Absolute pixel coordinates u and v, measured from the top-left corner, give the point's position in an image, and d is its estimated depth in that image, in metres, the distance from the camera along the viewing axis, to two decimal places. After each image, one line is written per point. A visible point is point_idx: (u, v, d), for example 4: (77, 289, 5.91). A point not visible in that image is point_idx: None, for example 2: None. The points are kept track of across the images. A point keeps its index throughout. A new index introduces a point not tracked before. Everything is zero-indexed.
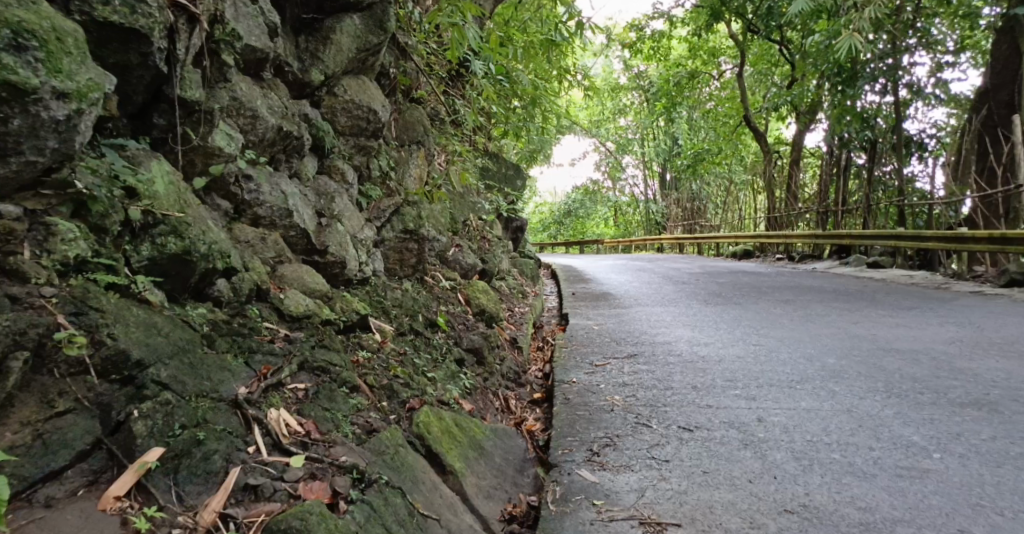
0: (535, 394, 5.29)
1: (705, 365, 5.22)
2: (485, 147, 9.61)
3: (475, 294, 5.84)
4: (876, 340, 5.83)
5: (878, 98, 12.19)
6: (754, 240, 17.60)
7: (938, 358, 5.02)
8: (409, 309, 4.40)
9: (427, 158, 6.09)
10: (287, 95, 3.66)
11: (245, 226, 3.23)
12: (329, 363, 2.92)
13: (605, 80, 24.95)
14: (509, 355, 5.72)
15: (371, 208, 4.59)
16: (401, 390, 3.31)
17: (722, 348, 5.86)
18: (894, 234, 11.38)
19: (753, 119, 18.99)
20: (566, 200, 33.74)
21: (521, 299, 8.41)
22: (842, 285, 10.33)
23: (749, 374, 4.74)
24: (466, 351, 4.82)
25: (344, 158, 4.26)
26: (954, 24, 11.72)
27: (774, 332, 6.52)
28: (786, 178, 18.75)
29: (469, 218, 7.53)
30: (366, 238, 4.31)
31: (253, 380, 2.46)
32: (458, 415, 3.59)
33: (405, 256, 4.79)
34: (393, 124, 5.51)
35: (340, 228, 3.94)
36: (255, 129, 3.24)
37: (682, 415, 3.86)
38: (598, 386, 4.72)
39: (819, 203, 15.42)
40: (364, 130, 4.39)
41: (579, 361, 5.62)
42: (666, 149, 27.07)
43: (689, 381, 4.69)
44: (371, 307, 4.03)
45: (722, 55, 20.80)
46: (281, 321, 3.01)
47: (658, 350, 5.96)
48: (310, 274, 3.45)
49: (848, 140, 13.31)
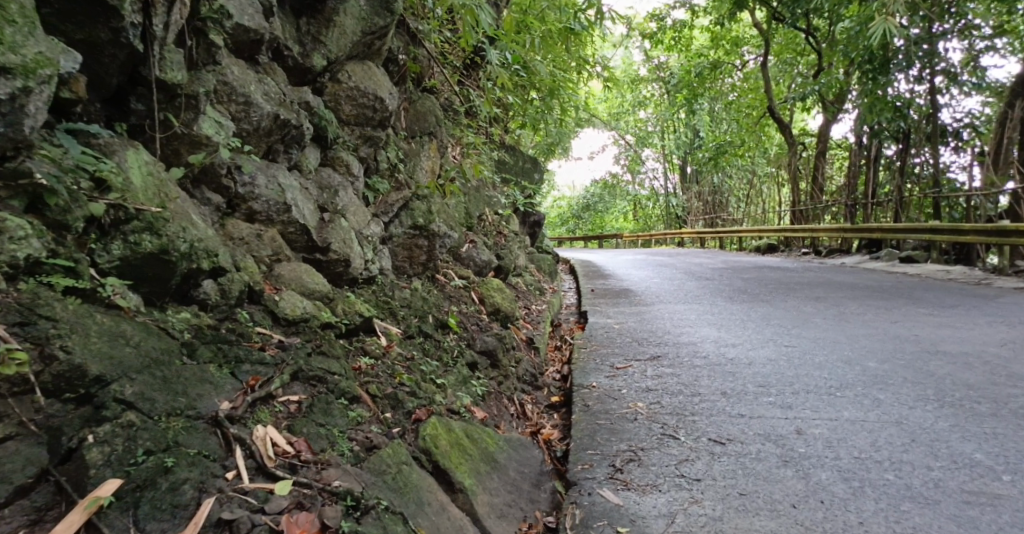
0: (552, 397, 5.03)
1: (734, 368, 4.91)
2: (501, 140, 9.34)
3: (490, 292, 5.59)
4: (918, 341, 5.48)
5: (912, 86, 11.75)
6: (778, 234, 17.16)
7: (990, 362, 4.67)
8: (418, 309, 4.16)
9: (439, 150, 5.84)
10: (285, 81, 3.43)
11: (239, 222, 3.00)
12: (327, 372, 2.68)
13: (624, 71, 24.51)
14: (525, 356, 5.46)
15: (378, 203, 4.35)
16: (407, 399, 3.06)
17: (751, 350, 5.54)
18: (928, 228, 10.95)
19: (777, 110, 18.50)
20: (585, 194, 33.37)
21: (538, 296, 8.14)
22: (873, 281, 9.93)
23: (783, 379, 4.42)
24: (479, 353, 4.57)
25: (348, 150, 4.01)
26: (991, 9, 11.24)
27: (805, 331, 6.19)
28: (812, 170, 18.24)
29: (484, 212, 7.29)
30: (372, 234, 4.07)
31: (239, 392, 2.22)
32: (468, 425, 3.34)
33: (415, 254, 4.55)
34: (402, 114, 5.27)
35: (343, 224, 3.71)
36: (248, 116, 3.01)
37: (712, 426, 3.58)
38: (620, 392, 4.43)
39: (845, 196, 14.96)
40: (371, 120, 4.13)
41: (599, 363, 5.35)
42: (687, 141, 26.56)
43: (716, 386, 4.39)
44: (377, 308, 3.79)
45: (746, 45, 20.32)
46: (276, 326, 2.78)
47: (683, 352, 5.65)
48: (310, 273, 3.22)
49: (879, 130, 12.87)
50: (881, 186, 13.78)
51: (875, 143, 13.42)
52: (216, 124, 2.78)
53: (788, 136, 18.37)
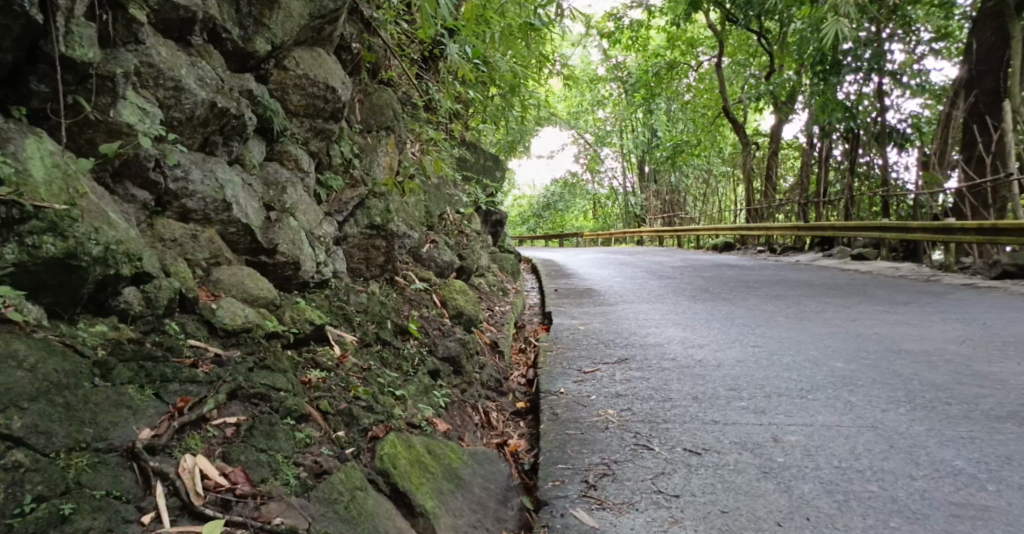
0: (518, 404, 4.81)
1: (703, 370, 4.75)
2: (461, 137, 9.08)
3: (452, 294, 5.33)
4: (879, 340, 5.41)
5: (858, 88, 11.85)
6: (735, 232, 17.26)
7: (955, 360, 4.59)
8: (375, 314, 3.88)
9: (397, 146, 5.57)
10: (224, 66, 3.12)
11: (172, 221, 2.71)
12: (271, 388, 2.40)
13: (582, 71, 24.45)
14: (489, 361, 5.23)
15: (332, 201, 4.05)
16: (362, 415, 2.79)
17: (719, 351, 5.40)
18: (876, 225, 11.04)
19: (732, 110, 18.62)
20: (545, 193, 33.30)
21: (502, 297, 7.92)
22: (831, 278, 9.97)
23: (753, 382, 4.27)
24: (442, 360, 4.32)
25: (297, 143, 3.71)
26: (929, 14, 11.47)
27: (771, 331, 6.10)
28: (765, 169, 18.43)
29: (445, 211, 7.05)
30: (324, 234, 3.78)
31: (164, 418, 1.94)
32: (430, 440, 3.08)
33: (372, 255, 4.27)
34: (357, 107, 4.98)
35: (293, 224, 3.42)
36: (180, 104, 2.70)
37: (687, 434, 3.39)
38: (588, 398, 4.23)
39: (801, 195, 15.11)
40: (322, 112, 3.84)
41: (565, 367, 5.14)
42: (645, 140, 26.64)
43: (688, 391, 4.22)
44: (330, 314, 3.51)
45: (701, 46, 20.43)
46: (212, 337, 2.48)
47: (650, 354, 5.48)
48: (254, 278, 2.93)
49: (828, 129, 12.99)
50: (835, 184, 13.94)
51: (825, 142, 13.53)
52: (139, 111, 2.48)
53: (742, 136, 18.50)
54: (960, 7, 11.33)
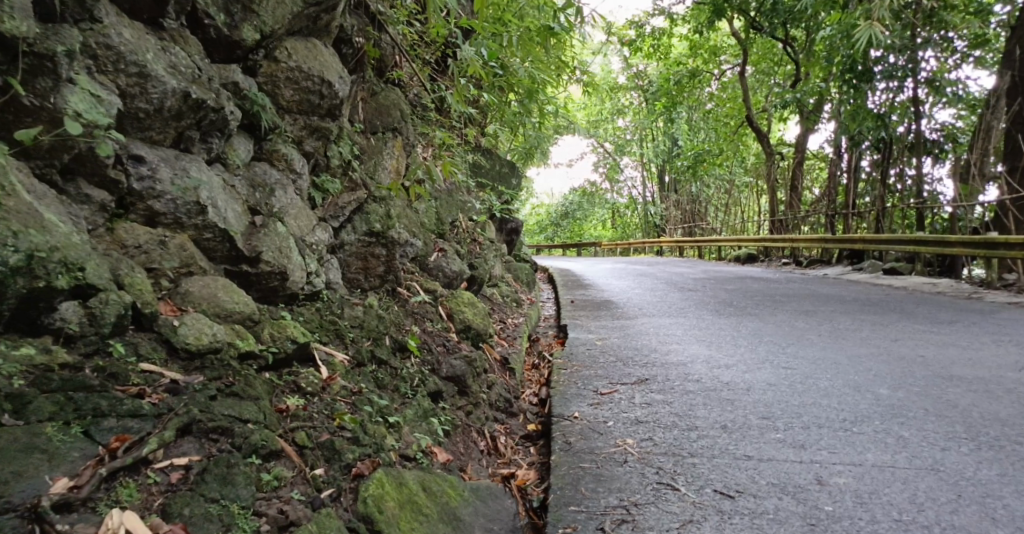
0: (529, 426, 4.46)
1: (731, 394, 4.36)
2: (475, 142, 8.73)
3: (460, 307, 4.99)
4: (924, 363, 4.98)
5: (891, 95, 11.34)
6: (758, 244, 16.74)
7: (1014, 391, 4.17)
8: (372, 330, 3.55)
9: (405, 148, 5.26)
10: (203, 54, 2.83)
11: (136, 226, 2.41)
12: (237, 421, 2.08)
13: (603, 79, 24.09)
14: (499, 379, 4.88)
15: (327, 206, 3.73)
16: (346, 448, 2.44)
17: (747, 372, 5.00)
18: (910, 239, 10.53)
19: (755, 118, 18.14)
20: (564, 201, 32.93)
21: (515, 309, 7.57)
22: (862, 293, 9.49)
23: (788, 410, 3.87)
24: (445, 380, 3.99)
25: (289, 142, 3.40)
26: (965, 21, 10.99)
27: (803, 350, 5.69)
28: (789, 180, 17.91)
29: (457, 218, 6.74)
30: (317, 242, 3.46)
31: (88, 465, 1.65)
32: (425, 474, 2.73)
33: (371, 264, 3.94)
34: (360, 106, 4.68)
35: (280, 230, 3.11)
36: (146, 93, 2.41)
37: (717, 473, 3.01)
38: (605, 425, 3.86)
39: (827, 206, 14.60)
40: (318, 108, 3.53)
41: (580, 387, 4.78)
42: (665, 150, 26.14)
43: (716, 418, 3.83)
44: (320, 330, 3.19)
45: (724, 54, 19.97)
46: (172, 360, 2.16)
47: (672, 374, 5.09)
48: (228, 291, 2.61)
49: (857, 139, 12.48)
50: (864, 195, 13.41)
51: (854, 152, 13.02)
52: (91, 98, 2.20)
53: (766, 147, 17.98)
54: (997, 14, 10.85)
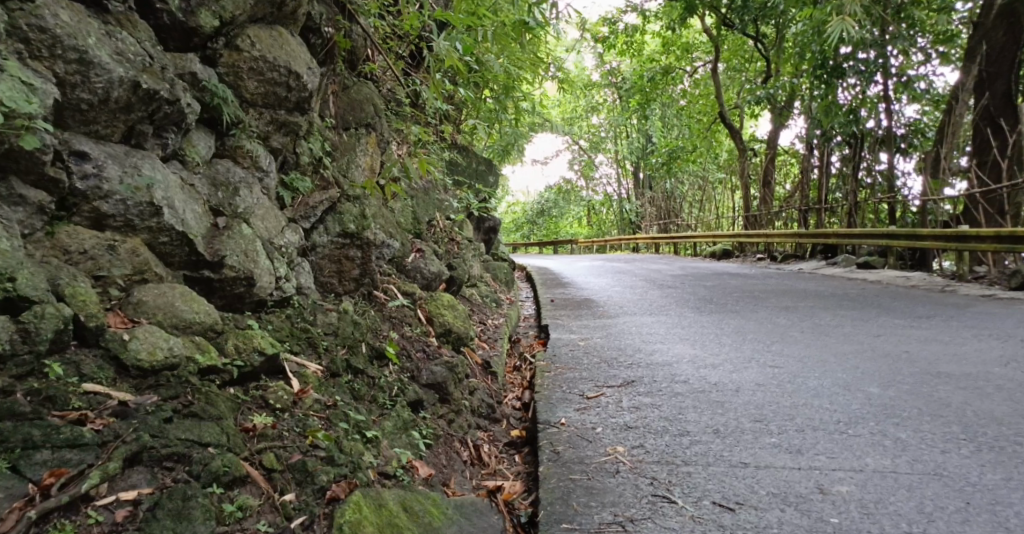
0: (513, 433, 4.29)
1: (720, 396, 4.22)
2: (450, 139, 8.53)
3: (439, 309, 4.79)
4: (909, 360, 4.89)
5: (863, 90, 11.37)
6: (733, 240, 16.76)
7: (1004, 387, 4.08)
8: (347, 337, 3.34)
9: (378, 145, 5.05)
10: (155, 40, 2.60)
11: (80, 230, 2.19)
12: (196, 444, 1.88)
13: (577, 76, 23.97)
14: (480, 383, 4.70)
15: (298, 205, 3.51)
16: (319, 469, 2.23)
17: (734, 371, 4.87)
18: (883, 233, 10.52)
19: (727, 115, 18.12)
20: (539, 199, 32.77)
21: (495, 309, 7.39)
22: (838, 288, 9.47)
23: (780, 411, 3.74)
24: (425, 387, 3.80)
25: (254, 138, 3.18)
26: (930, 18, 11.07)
27: (789, 348, 5.58)
28: (762, 175, 17.97)
29: (433, 218, 6.54)
30: (287, 244, 3.24)
31: (15, 507, 1.48)
32: (406, 494, 2.53)
33: (346, 267, 3.72)
34: (330, 100, 4.45)
35: (245, 233, 2.90)
36: (88, 83, 2.21)
37: (715, 482, 2.86)
38: (593, 432, 3.69)
39: (801, 201, 14.62)
40: (286, 102, 3.31)
41: (565, 391, 4.61)
42: (639, 147, 26.11)
43: (707, 423, 3.68)
44: (290, 339, 2.97)
45: (696, 50, 19.94)
46: (122, 379, 1.96)
47: (658, 375, 4.95)
48: (187, 298, 2.38)
49: (829, 134, 12.51)
50: (836, 190, 13.46)
51: (825, 147, 13.05)
52: (22, 87, 1.97)
53: (738, 143, 18.00)
54: (959, 11, 10.93)
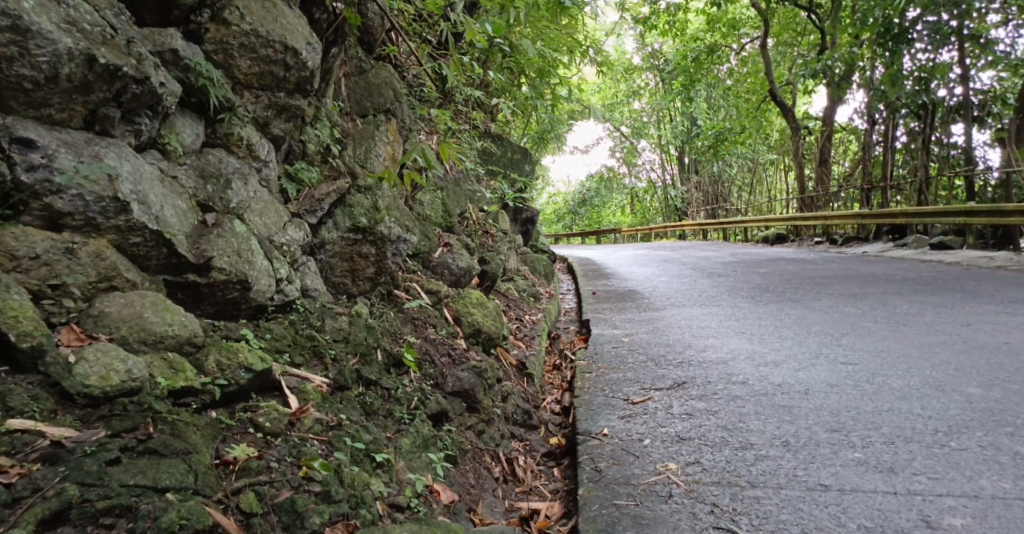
0: (551, 441, 3.91)
1: (786, 400, 3.75)
2: (483, 127, 8.13)
3: (468, 307, 4.42)
4: (1007, 354, 4.33)
5: (931, 57, 10.53)
6: (787, 224, 15.95)
7: None
8: (359, 344, 2.98)
9: (399, 132, 4.70)
10: (122, 14, 2.29)
11: (32, 231, 1.88)
12: (148, 491, 1.59)
13: (618, 60, 23.26)
14: (515, 387, 4.32)
15: (302, 198, 3.16)
16: (311, 509, 1.87)
17: (799, 370, 4.37)
18: (960, 210, 9.75)
19: (778, 92, 17.26)
20: (580, 189, 32.10)
21: (533, 304, 6.99)
22: (907, 271, 8.78)
23: (861, 419, 3.31)
24: (451, 396, 3.44)
25: (250, 124, 2.84)
26: None
27: (859, 341, 5.05)
28: (817, 154, 17.07)
29: (465, 209, 6.18)
30: (290, 241, 2.90)
31: None
32: (422, 528, 2.16)
33: (359, 265, 3.36)
34: (342, 83, 4.11)
35: (239, 230, 2.57)
36: (28, 56, 1.90)
37: (790, 511, 2.51)
38: (641, 445, 3.29)
39: (862, 180, 13.78)
40: (285, 83, 2.97)
41: (609, 395, 4.20)
42: (684, 130, 25.25)
43: (773, 433, 3.25)
44: (292, 349, 2.64)
45: (743, 27, 19.03)
46: (65, 410, 1.68)
47: (713, 375, 4.48)
48: (160, 307, 2.04)
49: (896, 106, 11.68)
50: (901, 167, 12.60)
51: (890, 120, 12.20)
52: None
53: (791, 122, 17.11)
54: None
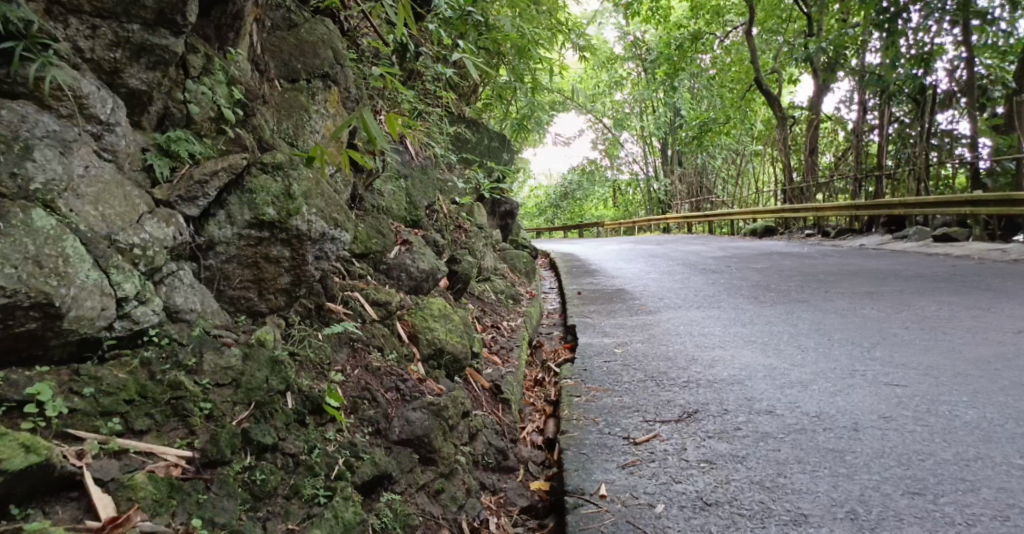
0: (533, 489, 3.01)
1: (832, 440, 2.88)
2: (454, 111, 7.21)
3: (427, 320, 3.51)
4: None
5: (930, 38, 9.77)
6: (778, 216, 15.17)
7: None
8: (256, 389, 2.05)
9: (342, 102, 3.76)
10: None
11: None
12: None
13: (600, 49, 22.39)
14: (488, 417, 3.41)
15: (177, 181, 2.24)
16: None
17: (835, 395, 3.51)
18: (965, 200, 9.00)
19: (764, 81, 16.50)
20: (562, 181, 31.18)
21: (511, 307, 6.07)
22: (916, 266, 8.01)
23: (945, 476, 2.47)
24: (397, 445, 2.54)
25: (80, 68, 1.97)
26: None
27: (901, 353, 4.22)
28: (804, 145, 16.32)
29: (432, 201, 5.26)
30: (149, 239, 1.99)
31: None
32: None
33: (268, 273, 2.43)
34: (257, 36, 3.16)
35: (40, 224, 1.68)
36: None
37: None
38: (653, 515, 2.42)
39: (855, 170, 12.99)
40: (138, 10, 2.12)
41: (604, 432, 3.30)
42: (667, 121, 24.43)
43: (830, 499, 2.39)
44: (134, 404, 1.75)
45: (728, 14, 18.20)
46: None
47: (729, 400, 3.59)
48: None
49: (890, 92, 10.86)
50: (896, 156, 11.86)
51: (886, 107, 11.45)
52: None
53: (777, 111, 16.33)
54: None
